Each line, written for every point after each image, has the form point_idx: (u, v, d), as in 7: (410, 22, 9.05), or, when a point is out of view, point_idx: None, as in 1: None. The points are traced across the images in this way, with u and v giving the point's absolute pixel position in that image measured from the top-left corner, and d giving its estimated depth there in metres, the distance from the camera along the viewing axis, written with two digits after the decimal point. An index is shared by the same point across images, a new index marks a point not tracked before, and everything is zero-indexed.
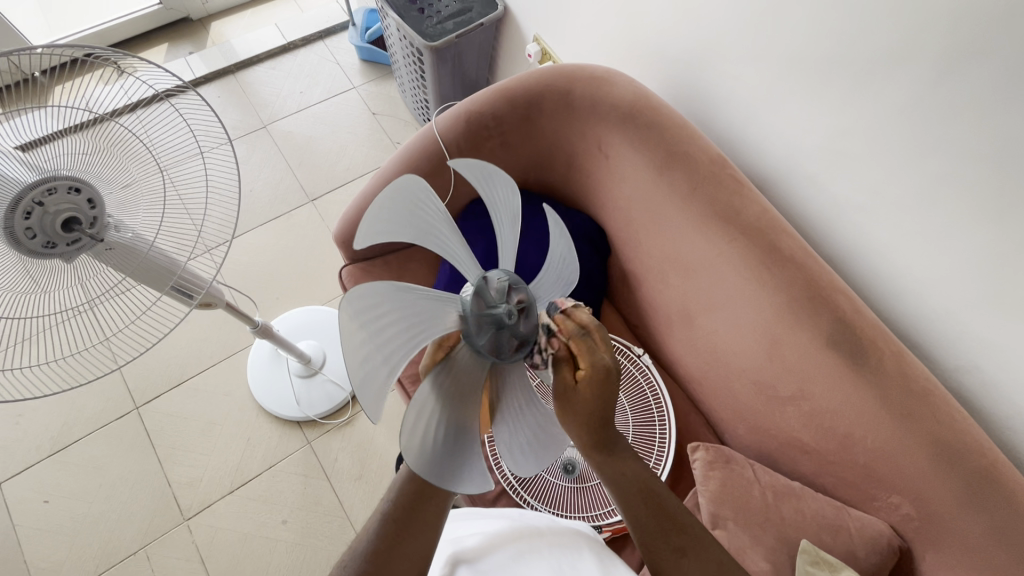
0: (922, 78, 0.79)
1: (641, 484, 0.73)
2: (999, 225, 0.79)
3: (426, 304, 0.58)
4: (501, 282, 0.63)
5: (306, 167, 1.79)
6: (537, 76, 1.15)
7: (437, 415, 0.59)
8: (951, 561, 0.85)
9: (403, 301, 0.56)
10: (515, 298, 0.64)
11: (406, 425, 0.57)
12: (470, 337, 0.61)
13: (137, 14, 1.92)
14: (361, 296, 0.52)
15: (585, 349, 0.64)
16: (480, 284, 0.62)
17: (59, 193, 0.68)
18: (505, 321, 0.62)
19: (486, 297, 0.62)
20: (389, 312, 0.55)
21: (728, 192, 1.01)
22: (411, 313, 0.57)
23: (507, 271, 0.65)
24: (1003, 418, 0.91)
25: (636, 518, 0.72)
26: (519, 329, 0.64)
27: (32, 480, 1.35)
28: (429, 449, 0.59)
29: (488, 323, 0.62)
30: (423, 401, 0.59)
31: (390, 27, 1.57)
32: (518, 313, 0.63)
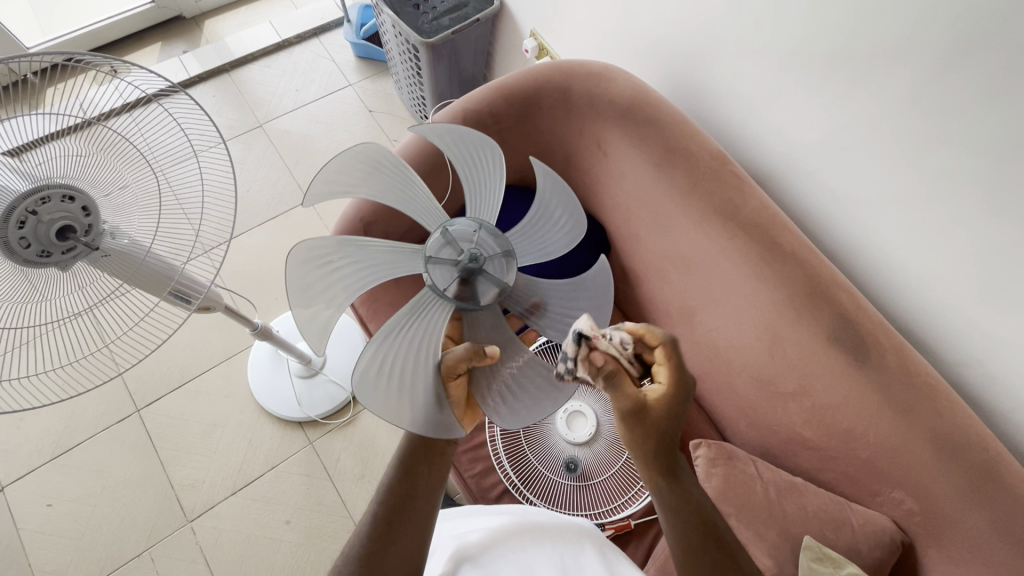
0: (921, 71, 0.79)
1: (696, 514, 0.70)
2: (1001, 218, 0.79)
3: (380, 252, 0.71)
4: (472, 229, 0.75)
5: (303, 166, 1.78)
6: (533, 72, 1.14)
7: (406, 361, 0.67)
8: (953, 555, 0.85)
9: (350, 251, 0.69)
10: (484, 245, 0.75)
11: (365, 365, 0.64)
12: (437, 286, 0.72)
13: (130, 13, 1.90)
14: (310, 243, 0.66)
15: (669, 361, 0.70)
16: (446, 235, 0.74)
17: (52, 202, 0.68)
18: (474, 266, 0.72)
19: (452, 246, 0.74)
20: (337, 259, 0.68)
21: (727, 189, 1.01)
22: (352, 252, 0.69)
23: (481, 223, 0.76)
24: (1004, 412, 0.90)
25: (685, 550, 0.69)
26: (486, 271, 0.73)
27: (33, 484, 1.35)
28: (401, 403, 0.64)
29: (456, 270, 0.72)
30: (386, 347, 0.66)
31: (386, 24, 1.56)
32: (490, 257, 0.74)
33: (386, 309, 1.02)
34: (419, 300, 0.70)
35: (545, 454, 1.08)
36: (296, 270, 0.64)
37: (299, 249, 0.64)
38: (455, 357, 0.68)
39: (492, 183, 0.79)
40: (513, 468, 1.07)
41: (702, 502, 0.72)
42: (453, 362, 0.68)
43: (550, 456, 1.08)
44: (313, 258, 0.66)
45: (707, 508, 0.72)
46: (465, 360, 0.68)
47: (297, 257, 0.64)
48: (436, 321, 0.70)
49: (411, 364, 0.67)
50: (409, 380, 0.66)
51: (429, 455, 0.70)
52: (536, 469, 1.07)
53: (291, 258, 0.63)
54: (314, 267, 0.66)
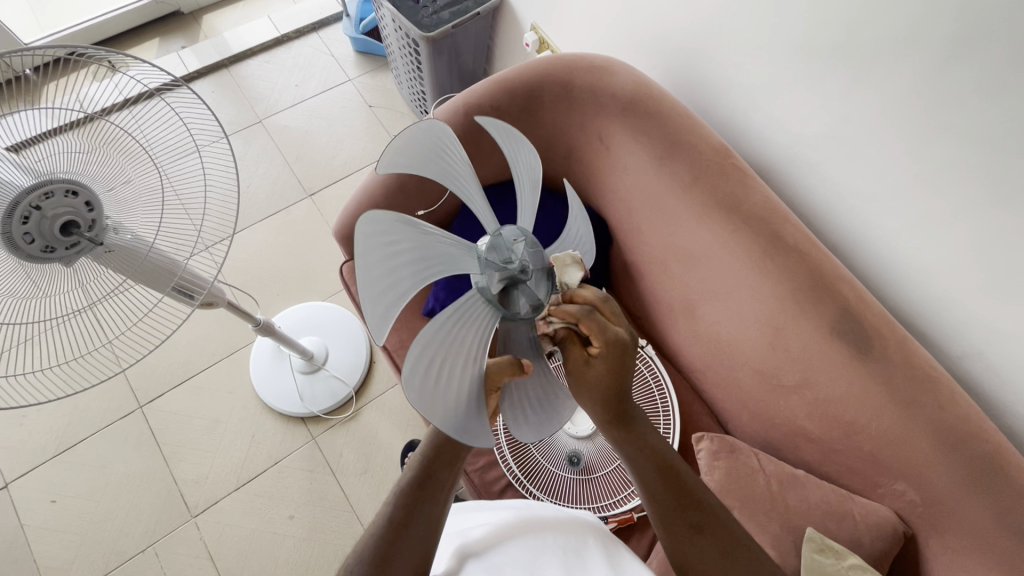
0: (923, 64, 0.78)
1: (657, 459, 0.72)
2: (1002, 211, 0.79)
3: (442, 242, 0.58)
4: (517, 238, 0.63)
5: (303, 161, 1.78)
6: (535, 67, 1.14)
7: (455, 360, 0.57)
8: (955, 546, 0.85)
9: (418, 237, 0.56)
10: (531, 256, 0.63)
11: (414, 362, 0.53)
12: (483, 289, 0.61)
13: (128, 8, 1.89)
14: (380, 218, 0.53)
15: (596, 325, 0.64)
16: (496, 237, 0.62)
17: (56, 197, 0.68)
18: (520, 277, 0.62)
19: (501, 249, 0.62)
20: (403, 244, 0.55)
21: (729, 183, 1.01)
22: (416, 237, 0.56)
23: (524, 231, 0.64)
24: (1005, 404, 0.91)
25: (650, 493, 0.72)
26: (531, 286, 0.63)
27: (37, 480, 1.35)
28: (454, 407, 0.54)
29: (500, 277, 0.61)
30: (437, 344, 0.56)
31: (386, 18, 1.55)
32: (535, 272, 0.63)
33: None
34: (467, 301, 0.59)
35: (548, 447, 1.09)
36: (365, 250, 0.52)
37: (367, 224, 0.51)
38: (497, 365, 0.62)
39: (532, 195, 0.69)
40: (516, 462, 1.08)
41: (660, 445, 0.73)
42: (496, 373, 0.62)
43: (553, 449, 1.09)
44: (378, 237, 0.53)
45: (667, 452, 0.74)
46: (508, 373, 0.62)
47: (361, 233, 0.51)
48: (483, 322, 0.60)
49: (460, 365, 0.57)
50: (455, 380, 0.56)
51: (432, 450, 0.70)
52: (539, 463, 1.08)
53: (360, 235, 0.51)
54: (377, 245, 0.53)
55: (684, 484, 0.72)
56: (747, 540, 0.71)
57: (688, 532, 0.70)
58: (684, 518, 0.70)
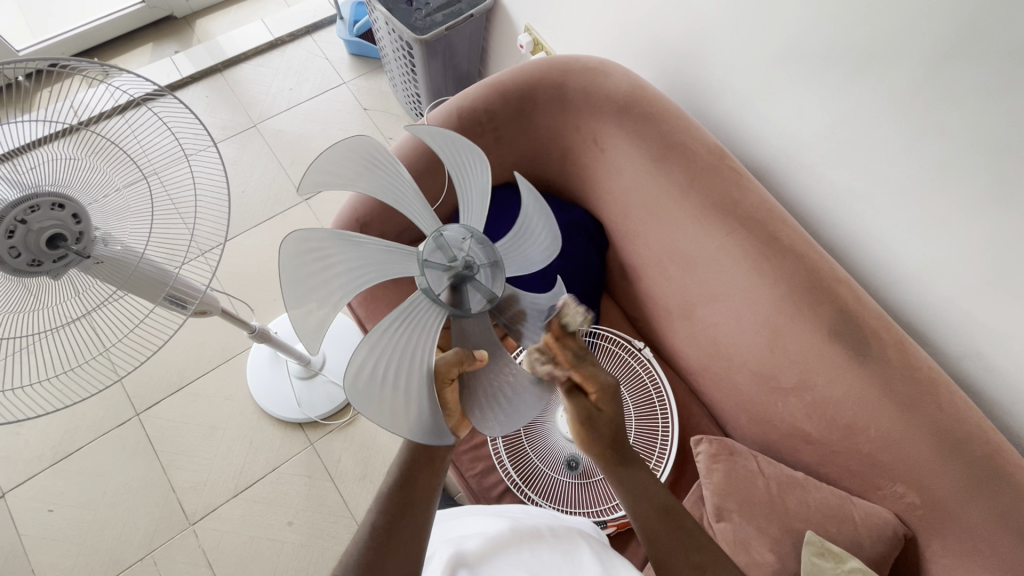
0: (918, 65, 0.78)
1: (654, 501, 0.74)
2: (1000, 211, 0.78)
3: (373, 246, 0.63)
4: (462, 236, 0.68)
5: (298, 165, 1.77)
6: (528, 69, 1.13)
7: (405, 357, 0.61)
8: (955, 548, 0.85)
9: (349, 247, 0.62)
10: (478, 251, 0.68)
11: (362, 364, 0.58)
12: (427, 290, 0.64)
13: (120, 13, 1.88)
14: (303, 238, 0.57)
15: (589, 371, 0.73)
16: (440, 238, 0.66)
17: (42, 210, 0.67)
18: (467, 271, 0.66)
19: (447, 248, 0.66)
20: (333, 255, 0.61)
21: (725, 184, 1.00)
22: (339, 249, 0.61)
23: (470, 230, 0.69)
24: (1005, 404, 0.90)
25: (651, 536, 0.72)
26: (480, 281, 0.67)
27: (35, 490, 1.35)
28: (401, 408, 0.57)
29: (448, 275, 0.65)
30: (387, 349, 0.60)
31: (379, 21, 1.55)
32: (480, 266, 0.67)
33: (383, 310, 1.09)
34: (414, 300, 0.63)
35: (546, 451, 1.08)
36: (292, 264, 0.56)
37: (295, 241, 0.56)
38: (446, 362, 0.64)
39: (479, 195, 0.73)
40: (514, 467, 1.07)
41: (660, 490, 0.75)
42: (444, 365, 0.64)
43: (550, 453, 1.08)
44: (307, 252, 0.58)
45: (665, 496, 0.75)
46: (457, 365, 0.64)
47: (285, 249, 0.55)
48: (431, 322, 0.63)
49: (410, 363, 0.61)
50: (403, 378, 0.60)
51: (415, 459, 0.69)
52: (537, 468, 1.07)
53: (286, 251, 0.55)
54: (309, 260, 0.58)
55: (682, 525, 0.73)
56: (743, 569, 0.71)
57: (690, 572, 0.70)
58: (686, 559, 0.70)
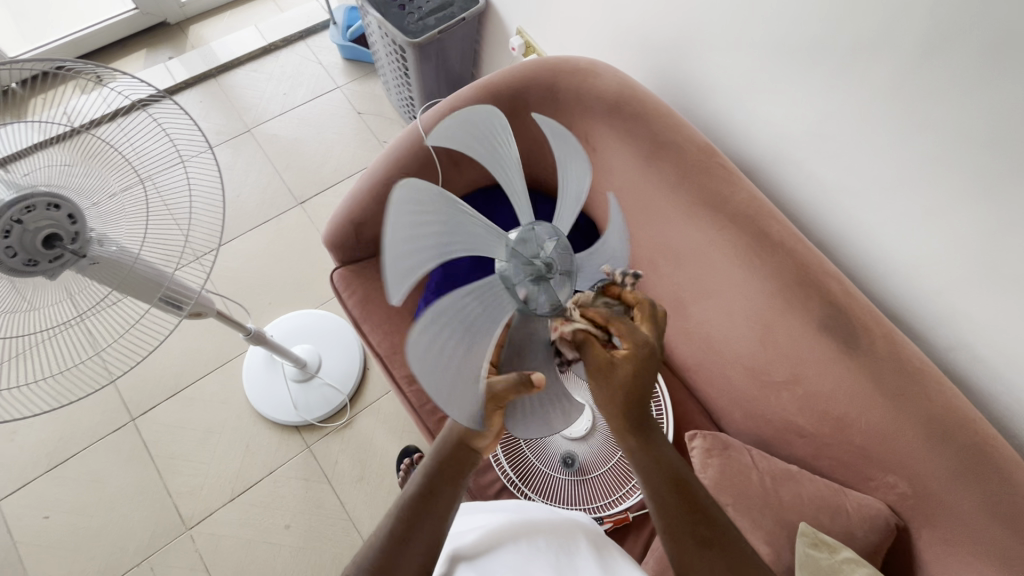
0: (902, 61, 0.79)
1: (670, 472, 0.72)
2: (984, 203, 0.80)
3: (467, 221, 0.59)
4: (549, 237, 0.66)
5: (292, 169, 1.78)
6: (520, 69, 1.14)
7: (466, 347, 0.56)
8: (946, 537, 0.86)
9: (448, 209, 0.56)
10: (559, 256, 0.67)
11: (415, 190, 0.52)
12: (506, 276, 0.64)
13: (114, 20, 1.89)
14: (418, 184, 0.52)
15: (626, 327, 0.66)
16: (529, 231, 0.66)
17: (37, 210, 0.67)
18: (545, 273, 0.65)
19: (531, 244, 0.65)
20: (432, 213, 0.54)
21: (715, 181, 1.01)
22: (429, 201, 0.54)
23: (559, 233, 0.68)
24: (993, 394, 0.91)
25: (662, 506, 0.71)
26: (553, 286, 0.66)
27: (30, 496, 1.34)
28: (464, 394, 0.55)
29: (526, 272, 0.64)
30: (458, 314, 0.56)
31: (372, 25, 1.56)
32: (560, 273, 0.67)
33: (378, 310, 1.15)
34: (491, 281, 0.61)
35: (542, 448, 1.09)
36: (451, 127, 0.58)
37: (482, 112, 0.59)
38: (504, 382, 0.60)
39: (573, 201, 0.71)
40: (511, 465, 1.08)
41: (677, 462, 0.73)
42: (503, 391, 0.60)
43: (547, 451, 1.09)
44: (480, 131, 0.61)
45: (682, 467, 0.73)
46: (514, 390, 0.61)
47: (437, 136, 0.57)
48: (498, 308, 0.61)
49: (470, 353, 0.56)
50: (467, 366, 0.56)
51: (450, 462, 0.71)
52: (534, 465, 1.08)
53: (401, 191, 0.49)
54: (413, 207, 0.52)
55: (696, 502, 0.72)
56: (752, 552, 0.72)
57: (698, 549, 0.70)
58: (694, 535, 0.70)
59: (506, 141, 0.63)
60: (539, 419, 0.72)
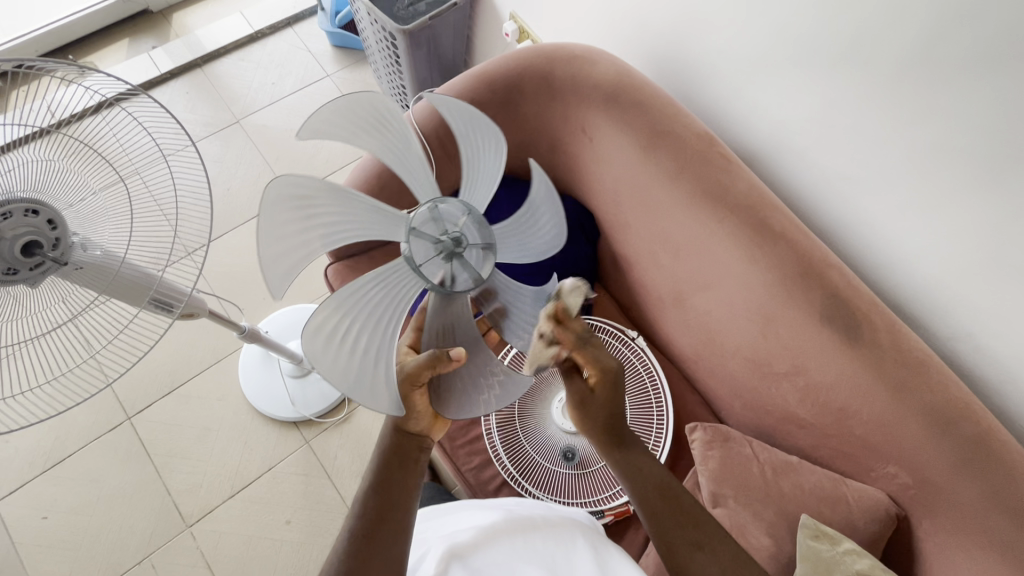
0: (909, 45, 0.77)
1: (654, 479, 0.77)
2: (993, 192, 0.78)
3: (368, 210, 0.61)
4: (461, 214, 0.63)
5: (283, 161, 1.74)
6: (513, 57, 1.11)
7: (369, 333, 0.58)
8: (947, 526, 0.86)
9: (338, 203, 0.60)
10: (471, 231, 0.63)
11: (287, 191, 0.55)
12: (413, 257, 0.61)
13: (94, 9, 1.84)
14: (298, 180, 0.56)
15: (591, 355, 0.74)
16: (434, 211, 0.62)
17: (14, 217, 0.65)
18: (456, 250, 0.61)
19: (438, 222, 0.62)
20: (317, 204, 0.58)
21: (714, 171, 1.00)
22: (300, 198, 0.56)
23: (469, 206, 0.64)
24: (996, 384, 0.90)
25: (652, 512, 0.75)
26: (467, 262, 0.62)
27: (28, 497, 1.34)
28: (368, 378, 0.57)
29: (436, 251, 0.61)
30: (359, 303, 0.58)
31: (361, 11, 1.52)
32: (474, 246, 0.63)
33: None
34: (395, 263, 0.60)
35: (541, 442, 1.08)
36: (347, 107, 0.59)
37: (380, 98, 0.60)
38: (416, 362, 0.64)
39: (487, 181, 0.71)
40: (510, 459, 1.07)
41: (657, 469, 0.78)
42: (416, 368, 0.64)
43: (547, 445, 1.08)
44: (366, 120, 0.62)
45: (664, 474, 0.78)
46: (430, 366, 0.64)
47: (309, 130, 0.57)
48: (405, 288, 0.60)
49: (373, 336, 0.59)
50: (369, 350, 0.58)
51: (399, 462, 0.71)
52: (533, 459, 1.07)
53: (273, 187, 0.53)
54: (294, 204, 0.56)
55: (679, 502, 0.76)
56: (743, 553, 0.73)
57: (688, 548, 0.73)
58: (685, 536, 0.74)
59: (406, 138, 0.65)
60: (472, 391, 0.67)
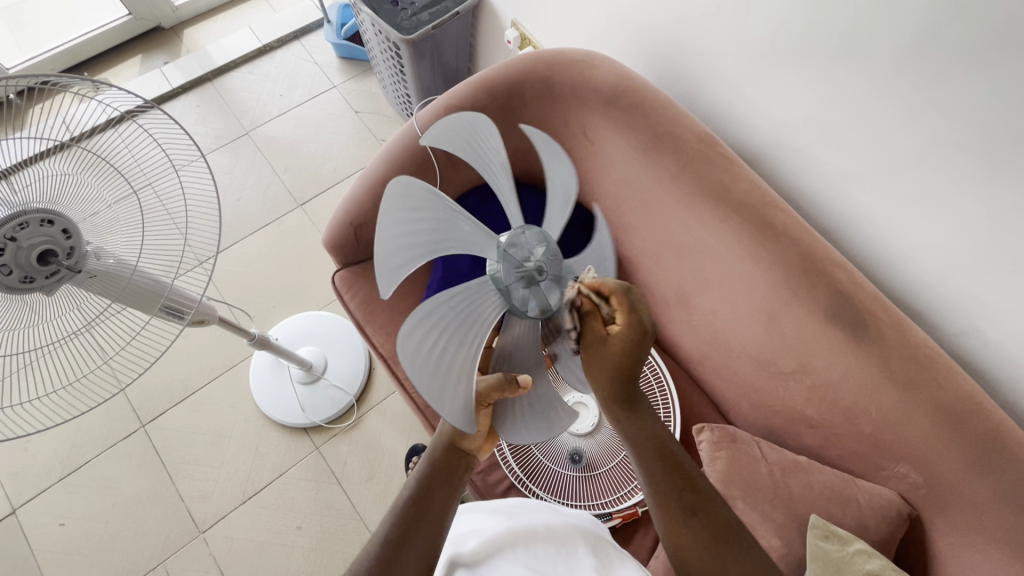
0: (906, 43, 0.77)
1: (656, 442, 0.71)
2: (996, 186, 0.77)
3: (462, 223, 0.62)
4: (539, 242, 0.65)
5: (292, 171, 1.77)
6: (514, 64, 1.13)
7: (453, 343, 0.58)
8: (960, 526, 0.85)
9: (438, 215, 0.60)
10: (551, 260, 0.65)
11: (464, 119, 0.60)
12: (497, 279, 0.64)
13: (108, 27, 1.89)
14: (412, 184, 0.58)
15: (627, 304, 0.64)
16: (518, 236, 0.65)
17: (31, 226, 0.67)
18: (536, 277, 0.64)
19: (521, 248, 0.64)
20: (424, 214, 0.59)
21: (717, 171, 1.00)
22: (471, 135, 0.62)
23: (547, 237, 0.66)
24: (1006, 380, 0.89)
25: (651, 480, 0.70)
26: (545, 290, 0.65)
27: (45, 504, 1.36)
28: (451, 388, 0.54)
29: (516, 275, 0.63)
30: (449, 314, 0.59)
31: (366, 23, 1.54)
32: (551, 277, 0.65)
33: (381, 313, 1.13)
34: (476, 285, 0.62)
35: (547, 445, 1.08)
36: (444, 130, 0.60)
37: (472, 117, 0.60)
38: (490, 383, 0.67)
39: (562, 204, 0.69)
40: (518, 462, 1.07)
41: (667, 437, 0.72)
42: (486, 391, 0.66)
43: (553, 447, 1.08)
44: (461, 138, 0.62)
45: (669, 437, 0.72)
46: (497, 390, 0.67)
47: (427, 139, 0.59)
48: (490, 307, 0.63)
49: (457, 349, 0.58)
50: (454, 360, 0.57)
51: (447, 472, 0.72)
52: (541, 463, 1.07)
53: (449, 117, 0.59)
54: (404, 210, 0.58)
55: (683, 471, 0.70)
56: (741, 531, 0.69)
57: (684, 517, 0.68)
58: (679, 501, 0.68)
59: (494, 143, 0.63)
60: (531, 426, 0.71)
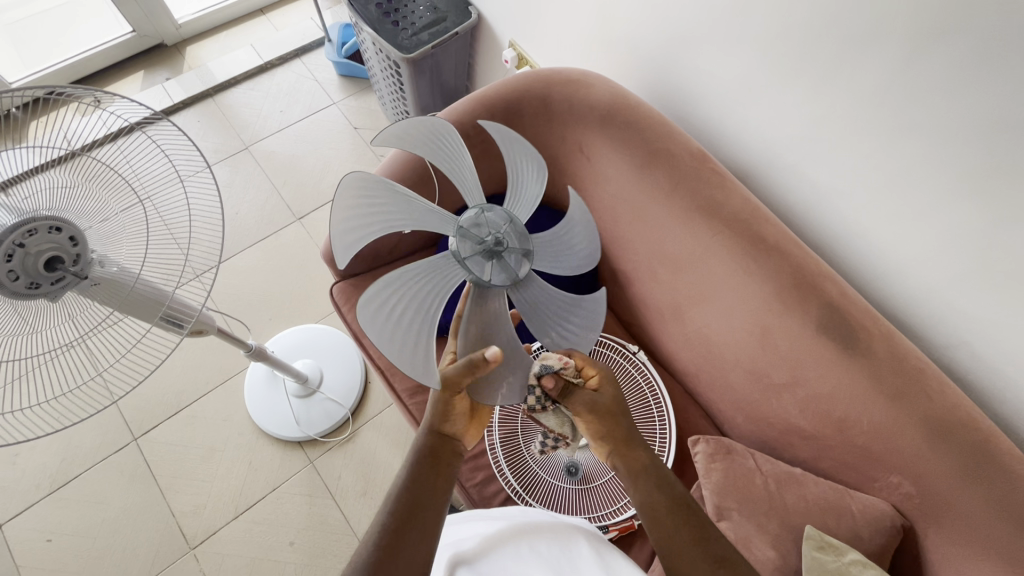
0: (889, 64, 0.80)
1: (668, 492, 0.76)
2: (979, 200, 0.80)
3: (423, 211, 0.69)
4: (502, 220, 0.70)
5: (291, 186, 1.79)
6: (512, 82, 1.15)
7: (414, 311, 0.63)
8: (953, 537, 0.85)
9: (395, 201, 0.67)
10: (511, 234, 0.70)
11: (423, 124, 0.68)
12: (460, 253, 0.67)
13: (111, 44, 1.92)
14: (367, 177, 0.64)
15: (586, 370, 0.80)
16: (480, 216, 0.69)
17: (39, 233, 0.68)
18: (498, 250, 0.68)
19: (484, 226, 0.69)
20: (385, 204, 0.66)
21: (709, 187, 1.02)
22: (436, 142, 0.70)
23: (511, 215, 0.71)
24: (995, 392, 0.91)
25: (663, 525, 0.73)
26: (506, 259, 0.69)
27: (33, 520, 1.34)
28: (409, 347, 0.60)
29: (479, 249, 0.67)
30: (412, 287, 0.64)
31: (366, 42, 1.57)
32: (515, 250, 0.69)
33: None
34: (438, 257, 0.67)
35: (546, 458, 1.09)
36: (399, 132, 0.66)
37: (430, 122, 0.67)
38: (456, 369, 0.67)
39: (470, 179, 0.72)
40: (514, 476, 1.07)
41: (678, 487, 0.77)
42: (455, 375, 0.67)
43: (551, 460, 1.09)
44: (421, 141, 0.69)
45: (683, 491, 0.77)
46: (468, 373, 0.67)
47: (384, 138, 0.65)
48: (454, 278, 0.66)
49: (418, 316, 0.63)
50: (415, 325, 0.62)
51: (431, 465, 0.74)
52: (537, 475, 1.07)
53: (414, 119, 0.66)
54: (363, 197, 0.64)
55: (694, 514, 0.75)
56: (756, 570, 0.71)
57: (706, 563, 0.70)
58: (705, 552, 0.71)
59: (448, 139, 0.70)
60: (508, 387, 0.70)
